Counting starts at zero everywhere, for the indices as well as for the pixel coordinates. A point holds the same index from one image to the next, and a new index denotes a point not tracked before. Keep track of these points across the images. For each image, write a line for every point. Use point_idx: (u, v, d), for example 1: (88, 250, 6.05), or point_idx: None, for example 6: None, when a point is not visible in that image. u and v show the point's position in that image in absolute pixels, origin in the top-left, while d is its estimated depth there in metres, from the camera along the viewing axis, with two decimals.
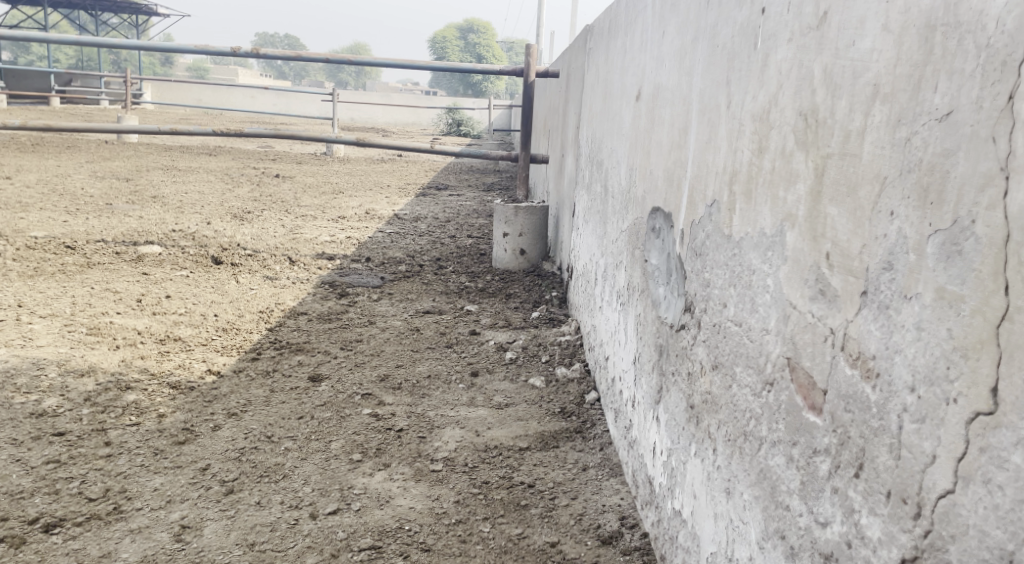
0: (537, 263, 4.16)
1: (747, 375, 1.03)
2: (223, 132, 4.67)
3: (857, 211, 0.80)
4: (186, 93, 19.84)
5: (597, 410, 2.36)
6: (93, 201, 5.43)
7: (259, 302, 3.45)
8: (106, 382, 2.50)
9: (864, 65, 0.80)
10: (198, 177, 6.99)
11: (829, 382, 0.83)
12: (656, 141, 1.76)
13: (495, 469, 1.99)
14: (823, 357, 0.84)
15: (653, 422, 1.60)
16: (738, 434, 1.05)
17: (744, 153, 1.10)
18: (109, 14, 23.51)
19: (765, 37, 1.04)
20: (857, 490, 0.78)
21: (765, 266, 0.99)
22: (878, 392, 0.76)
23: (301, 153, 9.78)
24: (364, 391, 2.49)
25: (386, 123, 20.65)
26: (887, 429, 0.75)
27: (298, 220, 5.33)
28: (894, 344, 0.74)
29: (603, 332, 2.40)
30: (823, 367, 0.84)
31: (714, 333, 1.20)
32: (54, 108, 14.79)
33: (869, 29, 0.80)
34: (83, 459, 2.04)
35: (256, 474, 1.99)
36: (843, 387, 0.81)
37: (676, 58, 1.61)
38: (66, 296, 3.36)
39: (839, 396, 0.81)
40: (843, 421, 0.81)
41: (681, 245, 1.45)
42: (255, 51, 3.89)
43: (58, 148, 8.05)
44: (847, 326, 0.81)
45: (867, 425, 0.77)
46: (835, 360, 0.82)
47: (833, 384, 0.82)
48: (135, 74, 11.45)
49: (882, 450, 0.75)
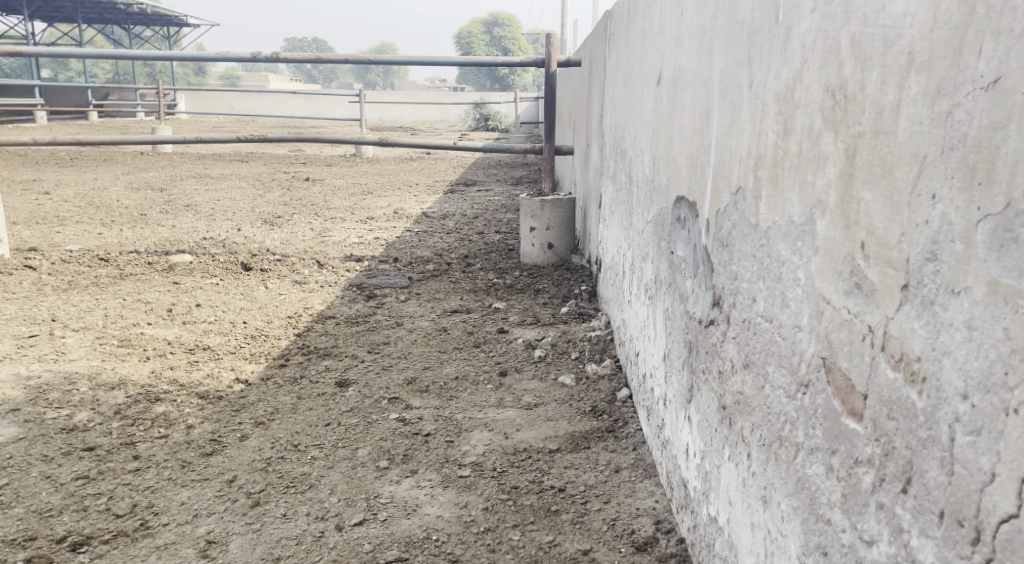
0: (565, 256, 4.09)
1: (780, 375, 0.96)
2: (248, 138, 4.66)
3: (894, 196, 0.72)
4: (217, 101, 20.10)
5: (629, 408, 2.28)
6: (127, 213, 5.47)
7: (287, 307, 3.43)
8: (136, 394, 2.49)
9: (897, 31, 0.72)
10: (230, 183, 7.03)
11: (870, 386, 0.75)
12: (678, 126, 1.69)
13: (525, 474, 1.93)
14: (862, 357, 0.76)
15: (685, 422, 1.52)
16: (772, 439, 0.98)
17: (768, 135, 1.02)
18: (140, 28, 23.77)
19: (787, 9, 0.96)
20: (905, 507, 0.71)
21: (795, 257, 0.91)
22: (925, 399, 0.68)
23: (332, 155, 9.81)
24: (391, 395, 2.45)
25: (413, 121, 20.65)
26: (938, 441, 0.67)
27: (327, 222, 5.32)
28: (943, 345, 0.67)
29: (632, 327, 2.33)
30: (862, 370, 0.76)
31: (744, 329, 1.13)
32: (90, 122, 15.04)
33: None
34: (112, 474, 2.01)
35: (283, 485, 1.94)
36: (886, 393, 0.73)
37: (696, 39, 1.53)
38: (98, 308, 3.36)
39: (881, 402, 0.74)
40: (887, 429, 0.73)
41: (707, 235, 1.37)
42: (276, 56, 3.85)
43: (94, 161, 8.14)
44: (887, 323, 0.73)
45: (914, 435, 0.70)
46: (874, 361, 0.75)
47: (875, 388, 0.74)
48: (166, 85, 11.55)
49: (932, 465, 0.68)
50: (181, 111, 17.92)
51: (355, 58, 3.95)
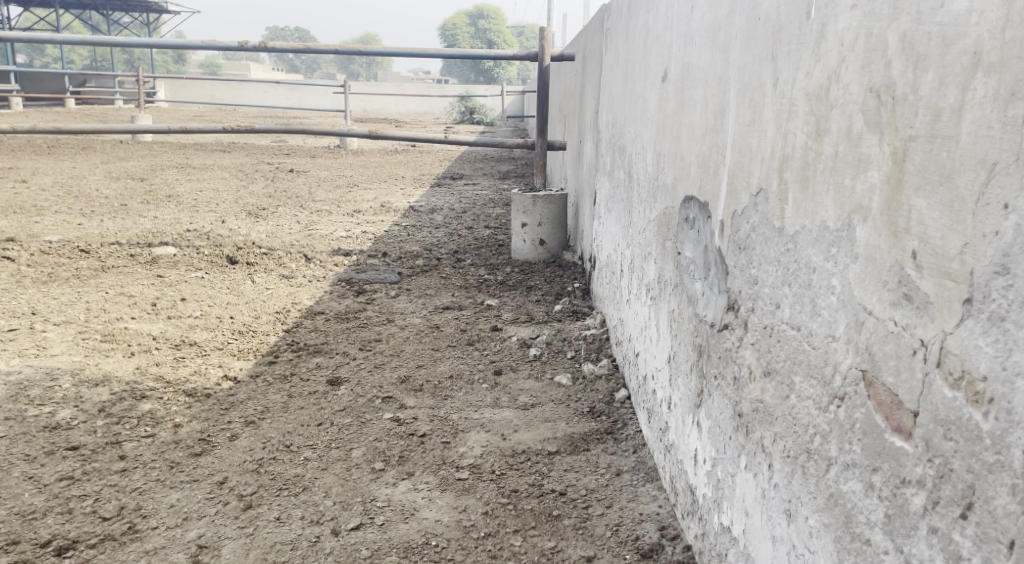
0: (556, 253, 4.04)
1: (808, 386, 0.92)
2: (232, 129, 4.58)
3: (954, 204, 0.69)
4: (198, 91, 19.92)
5: (628, 409, 2.25)
6: (107, 203, 5.37)
7: (275, 302, 3.37)
8: (121, 391, 2.42)
9: (960, 29, 0.69)
10: (213, 174, 6.94)
11: (922, 403, 0.72)
12: (685, 124, 1.66)
13: (525, 477, 1.89)
14: (912, 374, 0.74)
15: (693, 427, 1.49)
16: (798, 451, 0.95)
17: (796, 136, 0.99)
18: (119, 15, 23.39)
19: (821, 5, 0.93)
20: (965, 533, 0.68)
21: (828, 264, 0.88)
22: (992, 422, 0.65)
23: (315, 147, 9.72)
24: (385, 394, 2.40)
25: (398, 114, 20.53)
26: (1007, 466, 0.64)
27: (313, 215, 5.25)
28: (1015, 364, 0.64)
29: (631, 327, 2.29)
30: (913, 386, 0.74)
31: (765, 336, 1.09)
32: (68, 109, 14.82)
33: None
34: (97, 475, 1.96)
35: (275, 488, 1.90)
36: (943, 412, 0.70)
37: (708, 35, 1.49)
38: (80, 301, 3.29)
39: (938, 421, 0.71)
40: (944, 450, 0.70)
41: (720, 237, 1.34)
42: (263, 45, 3.79)
43: (74, 149, 8.01)
44: (946, 338, 0.70)
45: (978, 458, 0.67)
46: (929, 378, 0.72)
47: (928, 406, 0.72)
48: (147, 72, 11.38)
49: (1000, 491, 0.65)
50: (163, 100, 17.72)
51: (344, 49, 3.88)
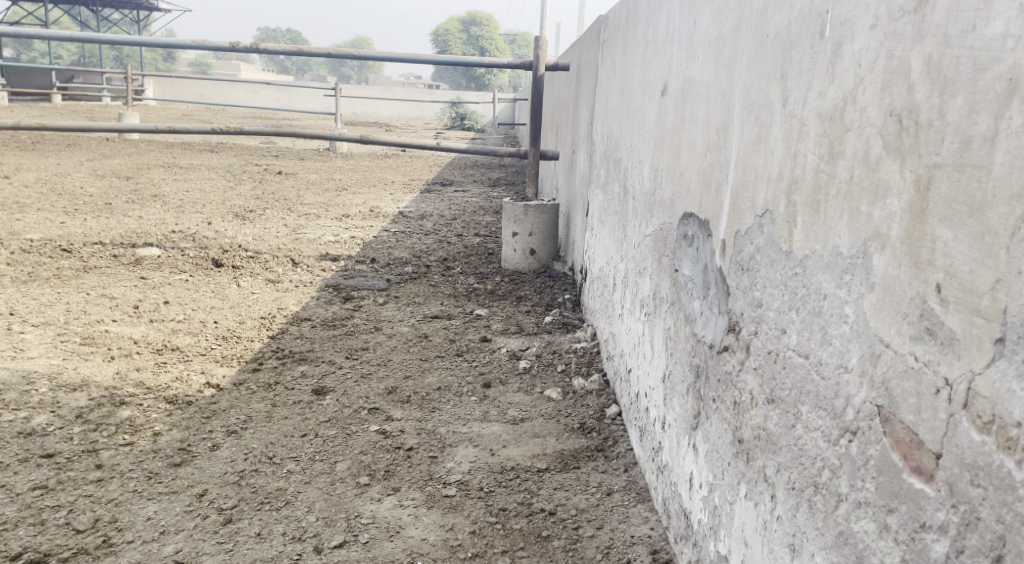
0: (547, 263, 4.01)
1: (816, 417, 0.90)
2: (220, 130, 4.51)
3: (985, 238, 0.68)
4: (188, 90, 19.83)
5: (619, 426, 2.21)
6: (92, 202, 5.30)
7: (260, 307, 3.32)
8: (100, 397, 2.36)
9: (993, 55, 0.68)
10: (200, 174, 6.87)
11: (945, 446, 0.71)
12: (685, 140, 1.63)
13: (513, 494, 1.85)
14: (935, 413, 0.72)
15: (689, 449, 1.46)
16: (805, 484, 0.92)
17: (807, 157, 0.96)
18: (110, 12, 23.28)
19: (836, 24, 0.91)
20: None
21: (841, 292, 0.86)
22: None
23: (305, 149, 9.67)
24: (371, 405, 2.35)
25: (389, 118, 20.45)
26: None
27: (301, 219, 5.20)
28: None
29: (623, 342, 2.26)
30: (936, 427, 0.72)
31: (769, 361, 1.06)
32: (57, 105, 14.71)
33: (999, 12, 0.68)
34: (72, 485, 1.90)
35: (256, 501, 1.85)
36: (969, 456, 0.68)
37: (711, 50, 1.47)
38: (60, 302, 3.22)
39: (964, 466, 0.69)
40: (971, 497, 0.68)
41: (722, 257, 1.31)
42: (255, 46, 3.74)
43: (59, 146, 7.92)
44: (973, 379, 0.68)
45: (1009, 508, 0.64)
46: (953, 420, 0.70)
47: (953, 448, 0.70)
48: (136, 70, 11.23)
49: None
50: (152, 98, 17.60)
51: (337, 53, 3.84)
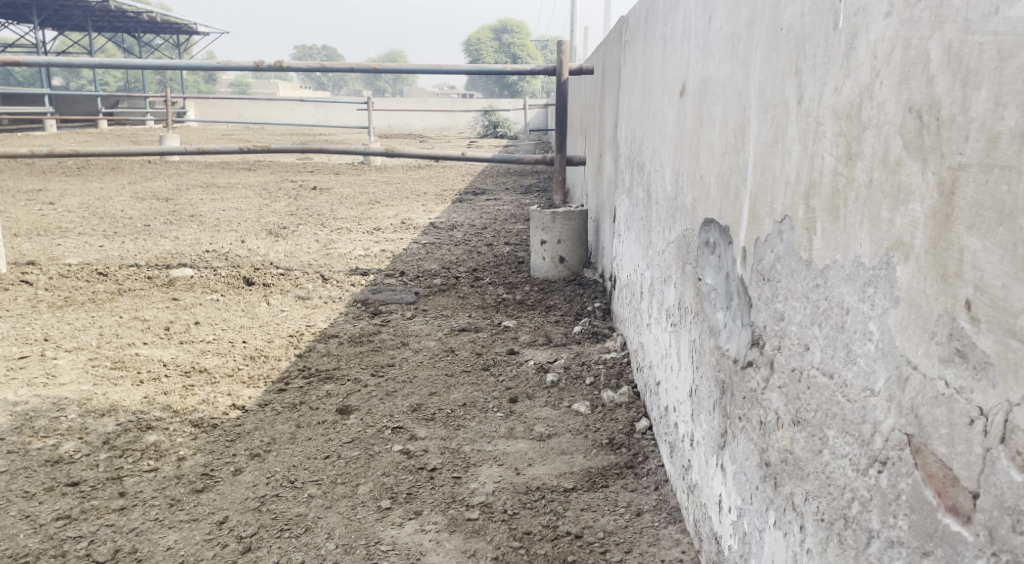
0: (576, 271, 3.93)
1: (843, 444, 0.82)
2: (249, 148, 4.51)
3: (1018, 249, 0.60)
4: (226, 110, 20.15)
5: (649, 440, 2.13)
6: (130, 224, 5.35)
7: (289, 325, 3.29)
8: (127, 422, 2.34)
9: (1019, 40, 0.61)
10: (236, 193, 6.91)
11: (983, 485, 0.63)
12: (704, 142, 1.55)
13: (539, 516, 1.79)
14: (971, 447, 0.64)
15: (718, 470, 1.38)
16: (833, 516, 0.84)
17: (824, 159, 0.89)
18: (151, 38, 23.82)
19: (850, 12, 0.83)
20: None
21: (864, 306, 0.78)
22: None
23: (339, 163, 9.72)
24: (395, 424, 2.30)
25: (422, 130, 20.51)
26: None
27: (333, 234, 5.19)
28: None
29: (652, 353, 2.19)
30: (972, 463, 0.64)
31: (793, 380, 0.98)
32: (101, 129, 15.02)
33: None
34: (95, 514, 1.87)
35: (276, 528, 1.80)
36: (1009, 498, 0.61)
37: (727, 47, 1.39)
38: (93, 326, 3.23)
39: (1004, 510, 0.61)
40: (1013, 545, 0.60)
41: (743, 265, 1.23)
42: (279, 65, 3.73)
43: (102, 170, 8.05)
44: (1010, 411, 0.60)
45: None
46: (990, 456, 0.62)
47: (992, 489, 0.62)
48: (174, 93, 11.38)
49: None
50: (191, 119, 17.87)
51: (361, 68, 3.81)
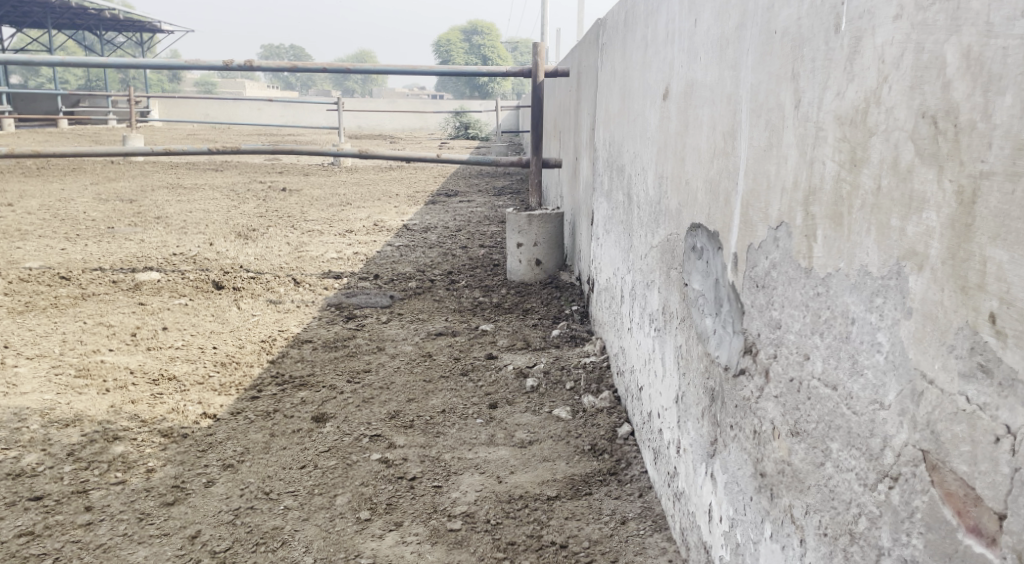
0: (553, 273, 3.90)
1: (849, 457, 0.81)
2: (217, 149, 4.43)
3: None
4: (193, 110, 19.91)
5: (631, 446, 2.11)
6: (94, 226, 5.24)
7: (261, 330, 3.23)
8: (93, 432, 2.27)
9: None
10: (204, 194, 6.80)
11: (1010, 507, 0.61)
12: (690, 146, 1.53)
13: (522, 526, 1.76)
14: (997, 466, 0.63)
15: (708, 479, 1.36)
16: (839, 531, 0.82)
17: (825, 165, 0.87)
18: (115, 37, 23.53)
19: (853, 16, 0.81)
20: None
21: (871, 316, 0.77)
22: None
23: (309, 164, 9.63)
24: (373, 432, 2.26)
25: (393, 131, 20.40)
26: None
27: (304, 236, 5.12)
28: None
29: (633, 358, 2.17)
30: (999, 483, 0.62)
31: (792, 391, 0.96)
32: (63, 129, 14.73)
33: None
34: (60, 530, 1.81)
35: (251, 543, 1.75)
36: None
37: (714, 50, 1.37)
38: (56, 333, 3.14)
39: None
40: None
41: (734, 272, 1.21)
42: (249, 64, 3.66)
43: (63, 171, 7.88)
44: None
45: None
46: (1018, 476, 0.61)
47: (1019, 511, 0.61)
48: (138, 94, 11.21)
49: None
50: (156, 119, 17.60)
51: (333, 68, 3.76)
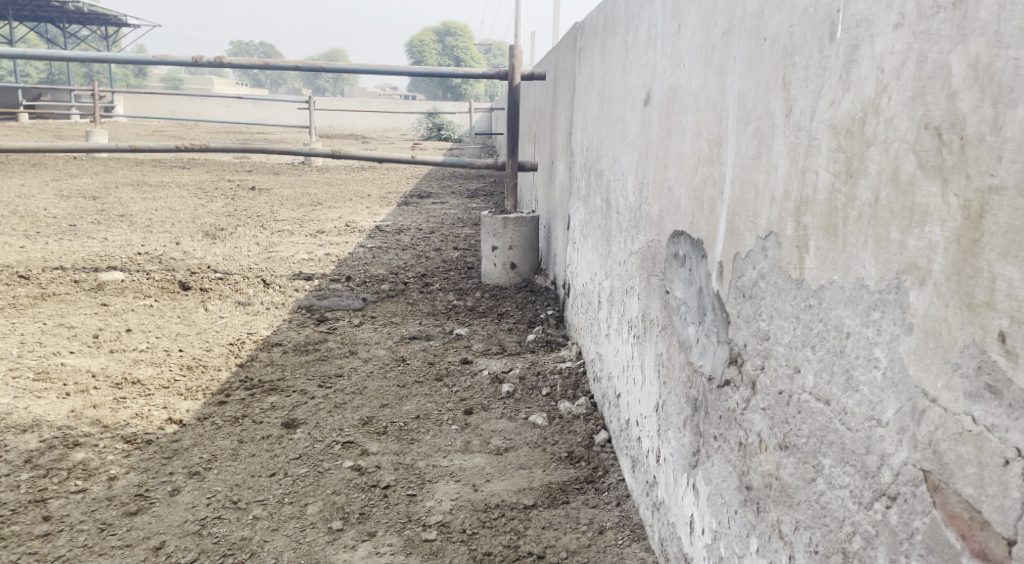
0: (528, 277, 3.88)
1: (842, 474, 0.80)
2: (185, 147, 4.34)
3: None
4: (160, 107, 19.62)
5: (609, 454, 2.09)
6: (55, 224, 5.12)
7: (230, 333, 3.17)
8: (51, 439, 2.20)
9: None
10: (169, 192, 6.69)
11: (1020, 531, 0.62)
12: (672, 153, 1.52)
13: (498, 537, 1.73)
14: (1006, 489, 0.63)
15: (690, 490, 1.34)
16: (832, 549, 0.82)
17: (817, 174, 0.85)
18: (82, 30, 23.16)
19: (849, 23, 0.81)
20: None
21: (868, 331, 0.76)
22: None
23: (279, 163, 9.51)
24: (345, 438, 2.22)
25: (365, 131, 20.26)
26: None
27: (273, 236, 5.05)
28: None
29: (611, 365, 2.15)
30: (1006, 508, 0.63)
31: (780, 404, 0.95)
32: (25, 124, 14.43)
33: None
34: (16, 541, 1.75)
35: (218, 554, 1.71)
36: None
37: (698, 55, 1.36)
38: (14, 334, 3.06)
39: None
40: None
41: (719, 280, 1.19)
42: (219, 61, 3.59)
43: (23, 166, 7.70)
44: None
45: None
46: None
47: None
48: (103, 88, 11.01)
49: None
50: (122, 115, 17.32)
51: (306, 67, 3.70)
